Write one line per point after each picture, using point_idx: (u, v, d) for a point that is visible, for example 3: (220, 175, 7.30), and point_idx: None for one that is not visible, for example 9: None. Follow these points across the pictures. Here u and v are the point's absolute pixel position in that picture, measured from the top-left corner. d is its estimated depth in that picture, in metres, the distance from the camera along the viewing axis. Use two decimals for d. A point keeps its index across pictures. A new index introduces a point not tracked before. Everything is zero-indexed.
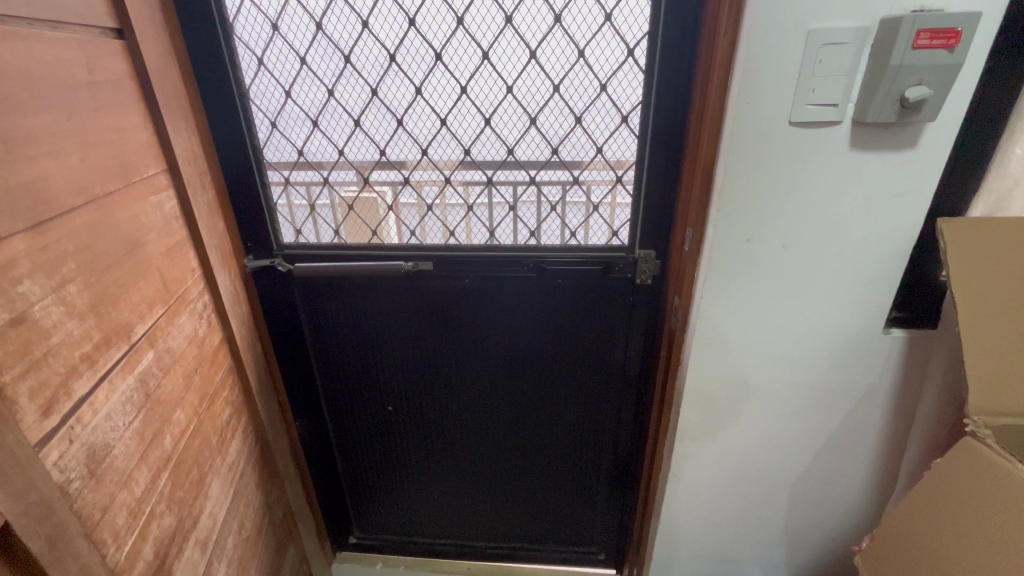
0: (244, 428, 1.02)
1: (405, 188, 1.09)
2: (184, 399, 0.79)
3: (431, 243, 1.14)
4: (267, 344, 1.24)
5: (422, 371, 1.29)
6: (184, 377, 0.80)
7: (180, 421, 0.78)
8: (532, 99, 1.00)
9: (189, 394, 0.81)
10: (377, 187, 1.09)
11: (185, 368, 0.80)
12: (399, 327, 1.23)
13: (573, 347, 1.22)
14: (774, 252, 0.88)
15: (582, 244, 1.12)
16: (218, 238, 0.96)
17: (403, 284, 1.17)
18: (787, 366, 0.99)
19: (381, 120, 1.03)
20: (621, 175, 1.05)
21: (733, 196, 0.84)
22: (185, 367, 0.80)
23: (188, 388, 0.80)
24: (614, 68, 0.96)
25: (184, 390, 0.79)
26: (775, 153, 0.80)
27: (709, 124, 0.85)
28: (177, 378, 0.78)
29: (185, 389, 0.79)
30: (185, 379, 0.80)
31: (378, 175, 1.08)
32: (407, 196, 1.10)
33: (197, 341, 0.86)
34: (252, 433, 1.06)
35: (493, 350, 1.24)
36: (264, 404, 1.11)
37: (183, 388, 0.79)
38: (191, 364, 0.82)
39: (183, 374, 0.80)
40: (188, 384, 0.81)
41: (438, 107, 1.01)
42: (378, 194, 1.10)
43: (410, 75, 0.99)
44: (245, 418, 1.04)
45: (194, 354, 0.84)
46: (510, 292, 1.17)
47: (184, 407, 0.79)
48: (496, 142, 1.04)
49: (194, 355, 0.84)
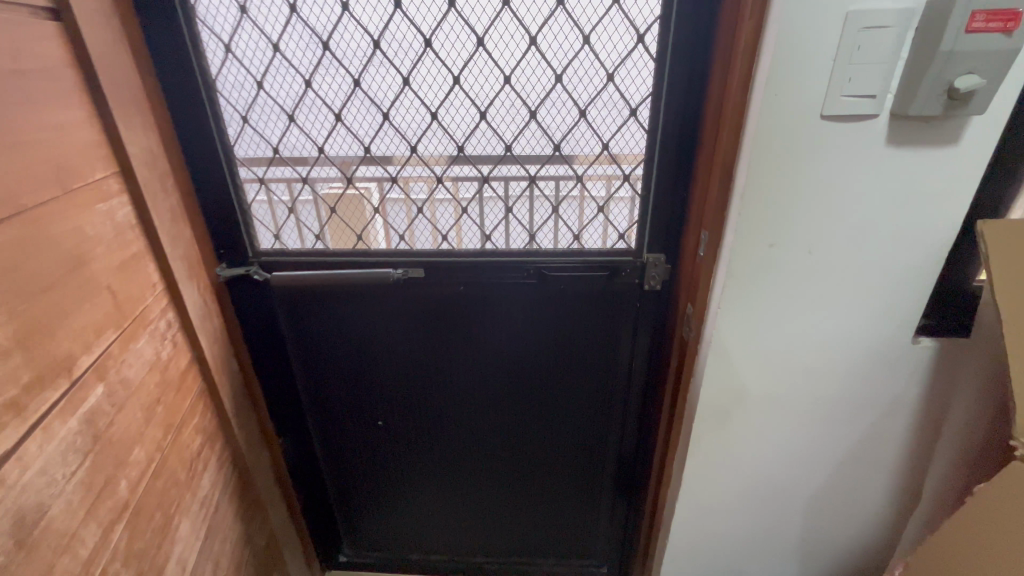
0: (218, 456, 0.93)
1: (393, 187, 1.00)
2: (143, 434, 0.70)
3: (420, 249, 1.05)
4: (244, 359, 1.14)
5: (415, 383, 1.21)
6: (144, 408, 0.70)
7: (139, 460, 0.69)
8: (531, 90, 0.91)
9: (150, 427, 0.71)
10: (362, 185, 1.00)
11: (145, 399, 0.71)
12: (389, 337, 1.14)
13: (574, 356, 1.14)
14: (798, 257, 0.81)
15: (584, 248, 1.03)
16: (184, 248, 0.86)
17: (391, 293, 1.08)
18: (807, 378, 0.93)
19: (364, 114, 0.93)
20: (628, 174, 0.97)
21: (757, 197, 0.77)
22: (144, 398, 0.71)
23: (148, 420, 0.71)
24: (623, 56, 0.87)
25: (144, 423, 0.70)
26: (803, 148, 0.73)
27: (728, 117, 0.77)
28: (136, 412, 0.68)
29: (144, 424, 0.70)
30: (146, 411, 0.71)
31: (363, 172, 0.99)
32: (394, 195, 1.00)
33: (161, 366, 0.76)
34: (227, 460, 0.97)
35: (490, 360, 1.16)
36: (243, 426, 1.02)
37: (142, 420, 0.70)
38: (153, 393, 0.73)
39: (143, 406, 0.70)
40: (149, 416, 0.71)
41: (428, 100, 0.92)
42: (362, 192, 1.00)
43: (395, 62, 0.89)
44: (219, 444, 0.94)
45: (156, 381, 0.74)
46: (509, 300, 1.08)
47: (144, 444, 0.70)
48: (493, 136, 0.95)
49: (156, 382, 0.74)
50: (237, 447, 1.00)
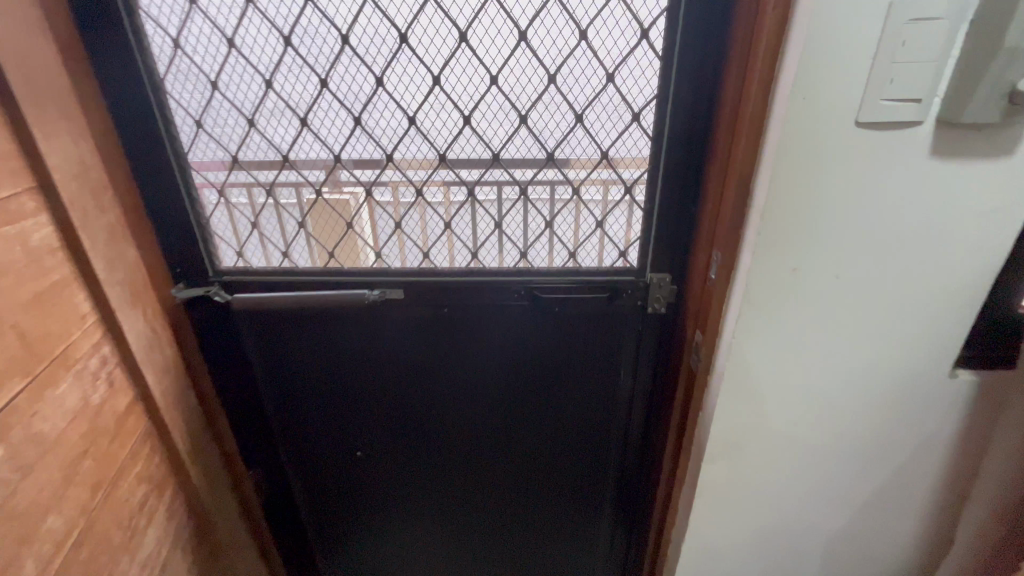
0: (168, 504, 0.83)
1: (380, 187, 0.88)
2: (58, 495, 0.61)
3: (399, 268, 0.94)
4: (208, 388, 1.03)
5: (397, 412, 1.10)
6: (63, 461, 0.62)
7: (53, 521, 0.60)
8: (521, 92, 0.80)
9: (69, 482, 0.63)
10: (350, 188, 0.89)
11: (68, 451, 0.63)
12: (368, 362, 1.04)
13: (570, 383, 1.04)
14: (823, 282, 0.71)
15: (580, 267, 0.93)
16: (127, 272, 0.77)
17: (369, 316, 0.98)
18: (829, 413, 0.83)
19: (332, 118, 0.83)
20: (630, 186, 0.87)
21: (779, 215, 0.67)
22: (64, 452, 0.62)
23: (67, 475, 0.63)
24: (624, 54, 0.77)
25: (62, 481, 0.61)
26: (834, 161, 0.63)
27: (745, 124, 0.68)
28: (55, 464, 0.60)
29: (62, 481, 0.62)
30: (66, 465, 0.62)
31: (352, 174, 0.87)
32: (382, 194, 0.89)
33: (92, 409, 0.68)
34: (179, 506, 0.87)
35: (479, 387, 1.06)
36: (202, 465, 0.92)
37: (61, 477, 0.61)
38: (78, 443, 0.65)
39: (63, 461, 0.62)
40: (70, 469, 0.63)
41: (405, 102, 0.81)
42: (350, 196, 0.89)
43: (366, 60, 0.78)
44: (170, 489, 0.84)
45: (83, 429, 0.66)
46: (499, 323, 0.98)
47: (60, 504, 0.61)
48: (478, 143, 0.84)
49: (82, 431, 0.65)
50: (195, 488, 0.90)
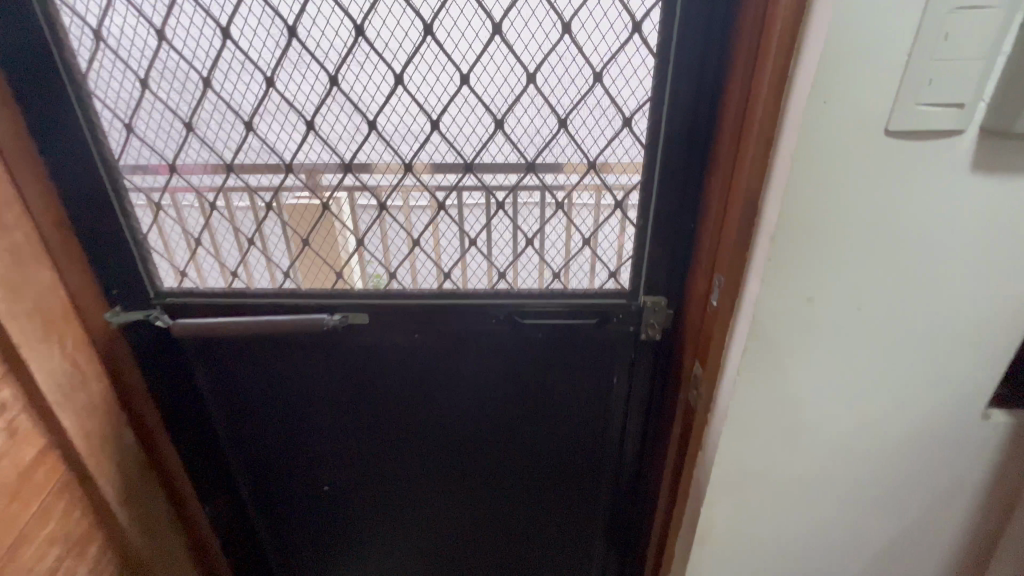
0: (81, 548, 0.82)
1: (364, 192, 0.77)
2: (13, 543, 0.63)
3: (363, 290, 0.84)
4: (160, 426, 0.93)
5: (365, 446, 1.00)
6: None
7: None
8: (496, 93, 0.71)
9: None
10: (333, 194, 0.77)
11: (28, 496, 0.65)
12: (331, 393, 0.94)
13: (556, 415, 0.94)
14: (842, 313, 0.62)
15: (567, 289, 0.83)
16: (54, 308, 0.74)
17: (330, 342, 0.88)
18: (845, 459, 0.73)
19: (281, 123, 0.72)
20: (622, 200, 0.77)
21: (791, 238, 0.58)
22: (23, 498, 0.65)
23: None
24: (614, 51, 0.68)
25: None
26: (857, 175, 0.54)
27: (751, 132, 0.59)
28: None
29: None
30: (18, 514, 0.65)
31: (337, 180, 0.76)
32: (364, 199, 0.77)
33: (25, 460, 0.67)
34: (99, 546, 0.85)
35: (454, 419, 0.96)
36: (134, 505, 0.90)
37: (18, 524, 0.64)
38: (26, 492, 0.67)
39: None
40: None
41: (363, 104, 0.71)
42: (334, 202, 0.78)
43: (317, 56, 0.68)
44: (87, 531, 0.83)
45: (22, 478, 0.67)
46: (475, 351, 0.88)
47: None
48: (448, 152, 0.74)
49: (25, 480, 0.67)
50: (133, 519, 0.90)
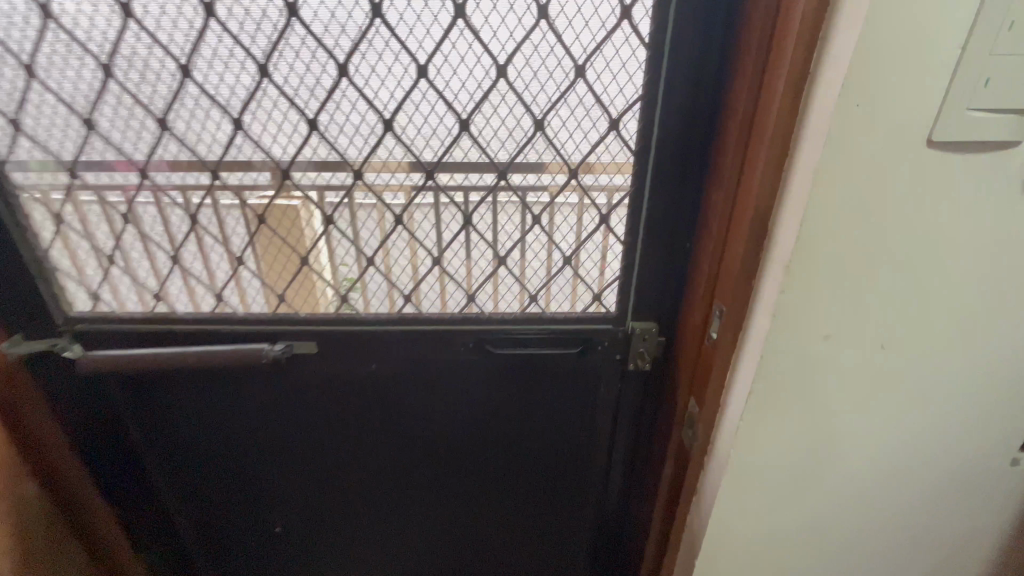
0: None
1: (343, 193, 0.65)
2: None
3: (310, 315, 0.72)
4: (80, 472, 0.81)
5: (318, 487, 0.88)
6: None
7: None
8: (460, 88, 0.60)
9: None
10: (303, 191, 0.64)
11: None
12: (276, 430, 0.82)
13: (534, 451, 0.84)
14: (865, 353, 0.53)
15: (545, 314, 0.73)
16: None
17: (273, 374, 0.76)
18: (860, 513, 0.64)
19: (202, 120, 0.60)
20: (608, 214, 0.66)
21: (810, 267, 0.48)
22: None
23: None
24: (599, 40, 0.57)
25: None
26: (890, 194, 0.45)
27: (762, 140, 0.49)
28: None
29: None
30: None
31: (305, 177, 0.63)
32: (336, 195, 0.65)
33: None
34: None
35: (419, 457, 0.85)
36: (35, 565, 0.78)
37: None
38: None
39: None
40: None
41: (301, 100, 0.59)
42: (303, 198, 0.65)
43: (242, 40, 0.57)
44: None
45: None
46: (440, 383, 0.77)
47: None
48: (405, 157, 0.63)
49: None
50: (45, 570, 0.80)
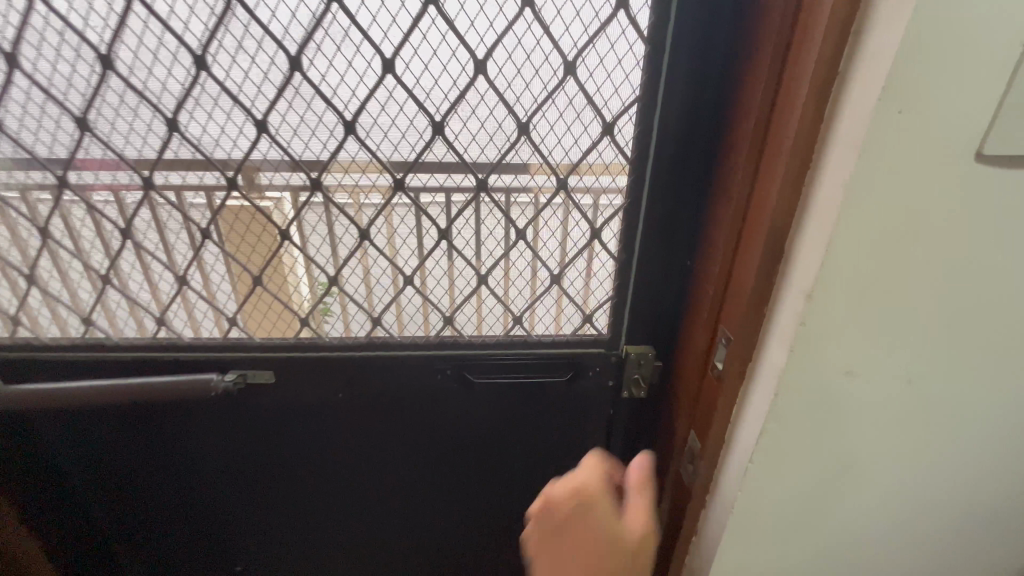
0: None
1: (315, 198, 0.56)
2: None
3: (265, 341, 0.64)
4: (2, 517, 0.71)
5: (279, 525, 0.80)
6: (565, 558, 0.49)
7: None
8: (432, 85, 0.52)
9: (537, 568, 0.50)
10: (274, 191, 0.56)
11: (585, 544, 0.48)
12: (230, 466, 0.73)
13: (519, 483, 0.77)
14: (891, 389, 0.47)
15: (531, 338, 0.66)
16: None
17: (226, 405, 0.67)
18: (876, 558, 0.59)
19: (129, 119, 0.52)
20: (599, 228, 0.59)
21: (833, 296, 0.42)
22: (607, 544, 0.48)
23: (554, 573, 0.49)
24: (591, 33, 0.50)
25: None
26: (928, 214, 0.39)
27: (779, 151, 0.43)
28: (573, 559, 0.48)
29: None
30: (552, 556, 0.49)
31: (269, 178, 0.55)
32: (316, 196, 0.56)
33: (567, 501, 0.49)
34: None
35: (392, 492, 0.77)
36: None
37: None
38: (549, 540, 0.50)
39: (574, 558, 0.48)
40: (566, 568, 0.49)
41: (247, 97, 0.51)
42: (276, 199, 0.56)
43: (173, 27, 0.48)
44: None
45: (538, 499, 0.51)
46: (415, 413, 0.70)
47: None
48: (370, 164, 0.55)
49: (541, 508, 0.50)
50: None
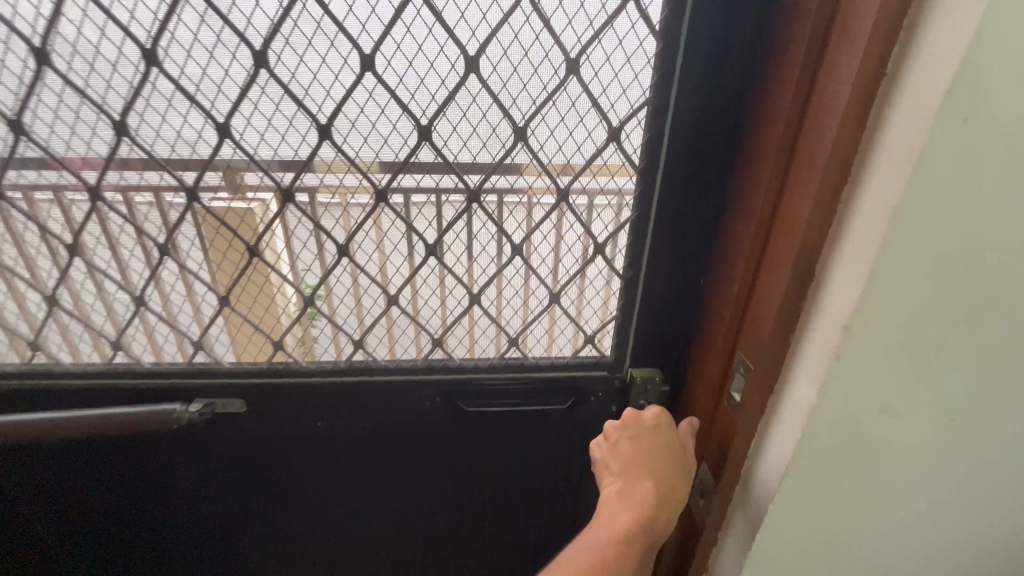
0: None
1: (290, 210, 0.50)
2: (638, 525, 0.49)
3: (235, 367, 0.58)
4: None
5: (254, 562, 0.73)
6: (626, 458, 0.53)
7: (564, 555, 0.49)
8: (418, 85, 0.46)
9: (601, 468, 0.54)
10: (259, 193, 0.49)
11: (648, 448, 0.53)
12: (198, 501, 0.67)
13: (514, 513, 0.71)
14: (932, 428, 0.42)
15: (528, 361, 0.60)
16: None
17: (191, 437, 0.61)
18: None
19: (71, 122, 0.46)
20: (603, 243, 0.54)
21: (874, 329, 0.37)
22: (667, 454, 0.53)
23: (619, 476, 0.53)
24: (596, 27, 0.45)
25: (630, 495, 0.51)
26: (985, 235, 0.34)
27: (811, 166, 0.38)
28: (635, 458, 0.53)
29: (624, 488, 0.51)
30: (618, 460, 0.54)
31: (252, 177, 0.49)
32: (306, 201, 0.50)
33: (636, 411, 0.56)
34: None
35: (376, 525, 0.71)
36: None
37: (663, 488, 0.51)
38: (616, 447, 0.55)
39: (636, 456, 0.53)
40: (630, 470, 0.53)
41: (206, 97, 0.45)
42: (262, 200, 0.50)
43: (117, 16, 0.42)
44: None
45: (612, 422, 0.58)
46: (400, 441, 0.64)
47: (621, 528, 0.49)
48: (348, 173, 0.49)
49: (614, 422, 0.56)
50: None
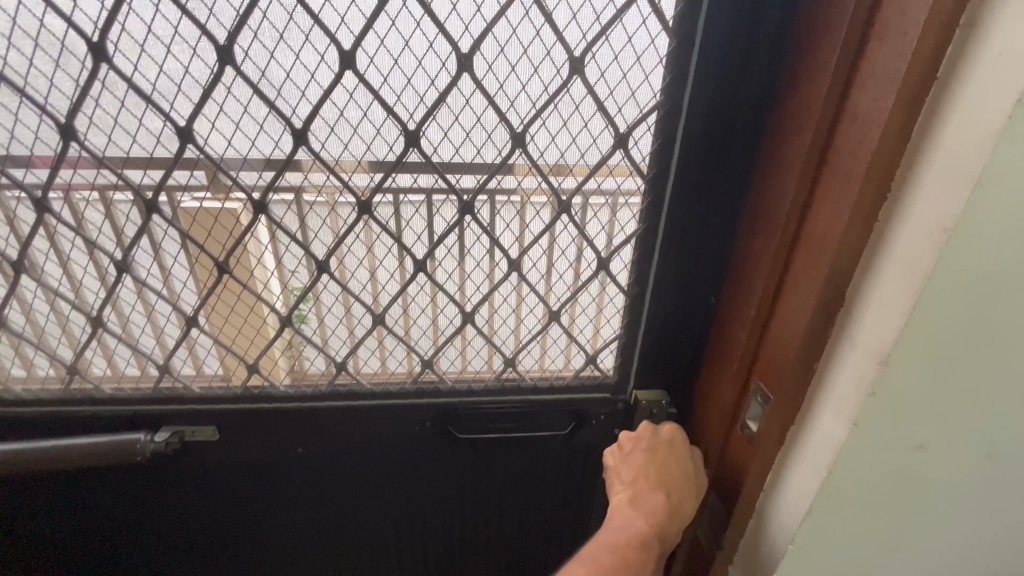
0: None
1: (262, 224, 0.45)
2: (646, 535, 0.47)
3: (205, 393, 0.53)
4: None
5: None
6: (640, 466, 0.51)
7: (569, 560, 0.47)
8: (406, 86, 0.41)
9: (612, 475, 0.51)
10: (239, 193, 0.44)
11: (661, 461, 0.51)
12: (167, 534, 0.62)
13: (509, 541, 0.67)
14: (966, 464, 0.39)
15: (524, 382, 0.56)
16: None
17: (158, 467, 0.56)
18: None
19: (10, 123, 0.41)
20: (608, 258, 0.50)
21: (913, 363, 0.33)
22: (680, 469, 0.51)
23: (631, 484, 0.50)
24: (604, 21, 0.40)
25: (641, 505, 0.48)
26: None
27: (844, 180, 0.34)
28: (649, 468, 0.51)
29: (636, 497, 0.49)
30: (631, 470, 0.51)
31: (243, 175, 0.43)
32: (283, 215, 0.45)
33: (652, 424, 0.54)
34: None
35: (363, 555, 0.67)
36: None
37: (674, 503, 0.49)
38: (629, 457, 0.52)
39: (649, 467, 0.51)
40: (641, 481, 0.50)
41: (165, 97, 0.40)
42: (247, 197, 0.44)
43: (59, 5, 0.37)
44: None
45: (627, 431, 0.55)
46: (387, 469, 0.59)
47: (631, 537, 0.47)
48: (328, 182, 0.44)
49: (627, 432, 0.54)
50: None
